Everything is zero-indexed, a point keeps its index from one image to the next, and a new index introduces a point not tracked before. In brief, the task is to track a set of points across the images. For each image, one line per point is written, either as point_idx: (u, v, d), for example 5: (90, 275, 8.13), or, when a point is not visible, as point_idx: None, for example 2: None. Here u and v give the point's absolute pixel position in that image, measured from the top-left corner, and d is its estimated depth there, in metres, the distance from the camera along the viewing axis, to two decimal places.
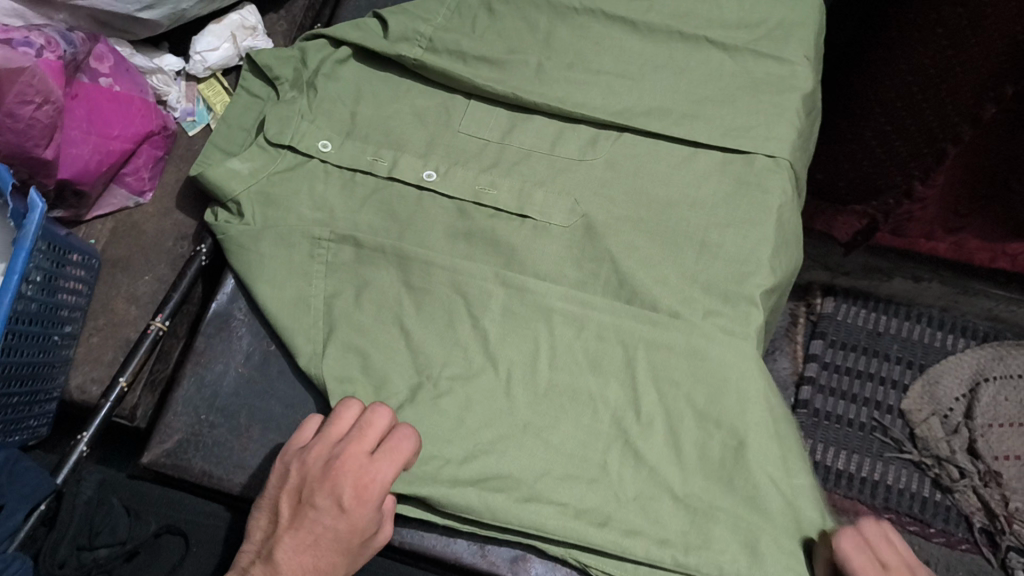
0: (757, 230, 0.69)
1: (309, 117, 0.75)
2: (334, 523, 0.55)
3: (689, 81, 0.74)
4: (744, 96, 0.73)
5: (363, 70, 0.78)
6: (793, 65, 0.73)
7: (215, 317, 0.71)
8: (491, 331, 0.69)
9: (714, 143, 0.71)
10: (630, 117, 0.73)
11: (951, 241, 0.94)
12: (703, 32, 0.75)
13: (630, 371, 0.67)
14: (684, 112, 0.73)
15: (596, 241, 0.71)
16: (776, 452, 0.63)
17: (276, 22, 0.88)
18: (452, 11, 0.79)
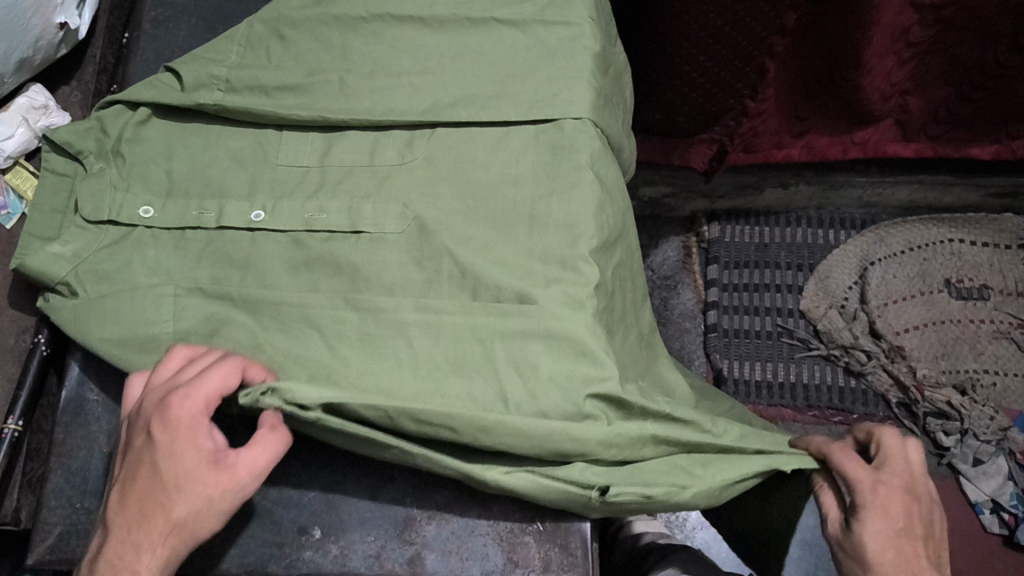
0: (584, 189, 0.70)
1: (122, 185, 0.73)
2: (154, 459, 0.57)
3: (487, 62, 0.74)
4: (544, 66, 0.74)
5: (168, 125, 0.77)
6: (579, 27, 0.75)
7: (69, 403, 0.68)
8: (351, 361, 0.67)
9: (522, 119, 0.72)
10: (438, 113, 0.73)
11: (801, 145, 1.25)
12: (490, 13, 0.75)
13: (493, 366, 0.66)
14: (488, 94, 0.73)
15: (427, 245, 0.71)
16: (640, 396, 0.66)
17: (69, 94, 0.81)
18: (244, 47, 0.76)
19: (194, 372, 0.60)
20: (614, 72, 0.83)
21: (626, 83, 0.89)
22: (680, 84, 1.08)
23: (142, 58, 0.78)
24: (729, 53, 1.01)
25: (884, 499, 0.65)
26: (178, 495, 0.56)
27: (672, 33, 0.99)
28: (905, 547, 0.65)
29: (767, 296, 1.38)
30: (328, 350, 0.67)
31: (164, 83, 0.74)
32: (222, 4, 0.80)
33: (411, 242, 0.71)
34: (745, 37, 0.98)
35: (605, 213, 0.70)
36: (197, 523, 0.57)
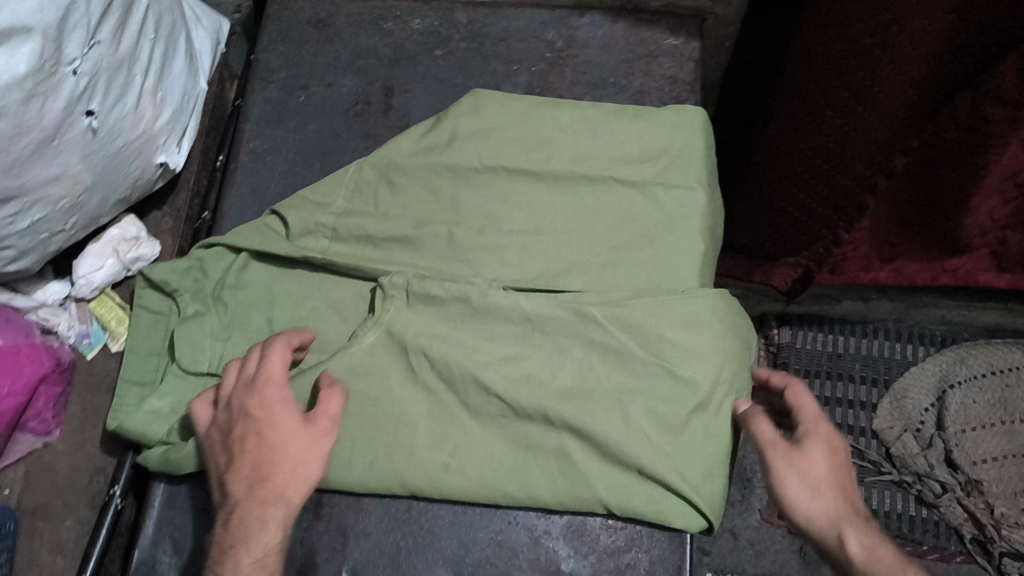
0: (707, 363, 0.65)
1: (222, 336, 0.70)
2: (258, 433, 0.58)
3: (603, 227, 0.71)
4: (663, 236, 0.70)
5: (270, 271, 0.72)
6: (693, 192, 0.72)
7: (141, 565, 0.65)
8: (447, 542, 0.65)
9: (639, 291, 0.68)
10: (548, 281, 0.69)
11: (890, 269, 1.18)
12: (609, 173, 0.72)
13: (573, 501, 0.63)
14: (603, 262, 0.70)
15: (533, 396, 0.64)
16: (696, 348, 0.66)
17: (161, 220, 0.80)
18: (351, 191, 0.74)
19: (245, 358, 0.63)
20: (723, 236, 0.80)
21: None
22: (773, 212, 1.03)
23: (239, 193, 0.76)
24: (828, 191, 0.94)
25: (833, 432, 0.60)
26: (274, 441, 0.57)
27: (768, 160, 0.97)
28: (835, 452, 0.60)
29: (839, 411, 1.29)
30: (426, 527, 0.65)
31: (273, 229, 0.73)
32: (322, 139, 0.78)
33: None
34: (847, 177, 0.90)
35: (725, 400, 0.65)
36: (292, 472, 0.57)
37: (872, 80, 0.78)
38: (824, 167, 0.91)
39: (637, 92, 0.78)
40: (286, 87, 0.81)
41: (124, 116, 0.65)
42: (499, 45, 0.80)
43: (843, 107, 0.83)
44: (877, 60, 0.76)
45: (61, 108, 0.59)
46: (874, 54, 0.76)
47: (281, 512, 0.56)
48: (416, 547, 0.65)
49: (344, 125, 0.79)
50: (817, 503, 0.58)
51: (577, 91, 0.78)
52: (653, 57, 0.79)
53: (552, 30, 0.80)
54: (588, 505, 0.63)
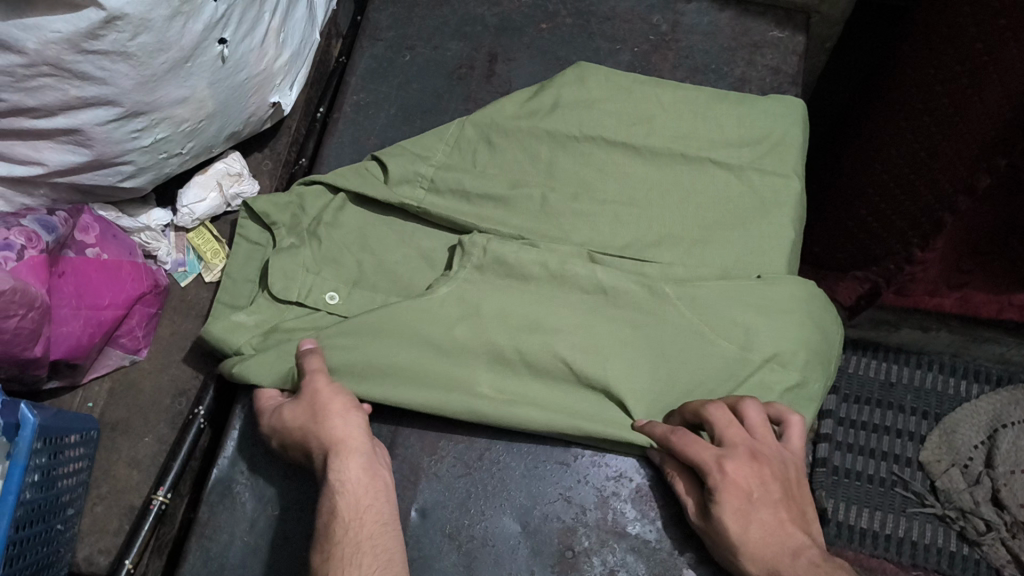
0: (790, 347, 0.64)
1: (313, 269, 0.70)
2: (296, 423, 0.58)
3: (694, 207, 0.71)
4: (755, 220, 0.70)
5: (364, 215, 0.74)
6: (789, 177, 0.72)
7: (217, 483, 0.67)
8: (513, 493, 0.65)
9: (728, 268, 0.68)
10: (639, 250, 0.69)
11: (956, 296, 1.15)
12: (707, 153, 0.72)
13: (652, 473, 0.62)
14: (693, 239, 0.70)
15: (604, 363, 0.63)
16: (783, 333, 0.64)
17: (261, 162, 0.82)
18: (451, 146, 0.75)
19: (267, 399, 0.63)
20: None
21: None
22: (855, 219, 1.03)
23: (337, 142, 0.79)
24: (910, 203, 0.92)
25: (728, 483, 0.53)
26: (343, 435, 0.56)
27: (865, 164, 0.98)
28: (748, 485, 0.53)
29: (885, 439, 1.21)
30: (494, 476, 0.66)
31: (374, 173, 0.74)
32: (423, 97, 0.80)
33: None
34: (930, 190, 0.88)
35: (803, 390, 0.63)
36: (339, 431, 0.57)
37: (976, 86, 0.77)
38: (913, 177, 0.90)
39: (738, 79, 0.79)
40: (393, 46, 0.83)
41: (252, 49, 0.68)
42: (605, 24, 0.82)
43: (944, 112, 0.82)
44: (986, 68, 0.75)
45: (199, 32, 0.61)
46: (985, 63, 0.75)
47: (370, 500, 0.54)
48: (484, 494, 0.66)
49: (447, 87, 0.81)
50: (725, 546, 0.53)
51: (679, 74, 0.79)
52: (757, 47, 0.80)
53: (658, 14, 0.82)
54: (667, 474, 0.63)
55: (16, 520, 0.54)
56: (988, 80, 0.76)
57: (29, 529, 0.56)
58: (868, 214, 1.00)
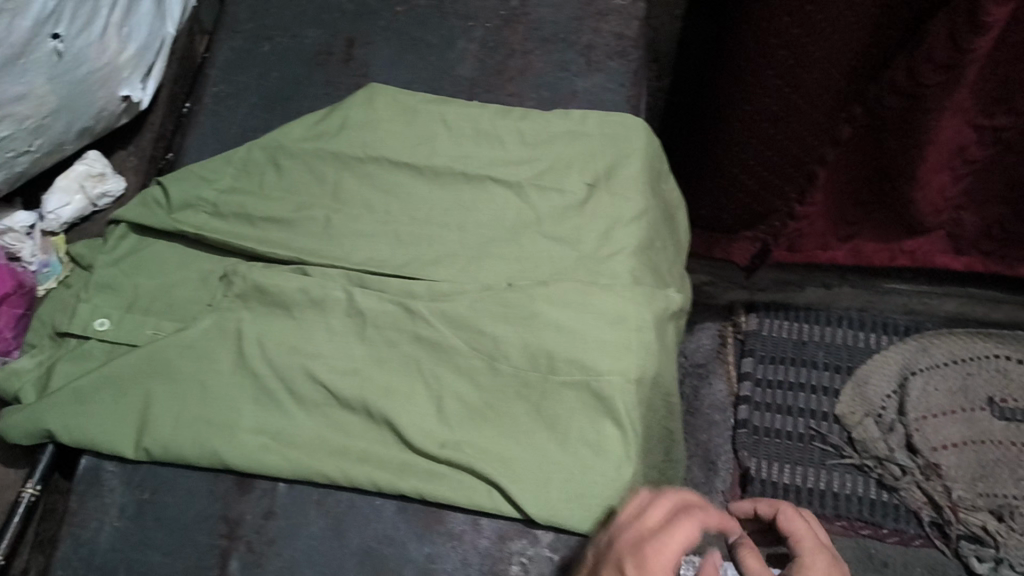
0: (621, 308, 0.67)
1: (88, 298, 0.72)
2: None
3: (473, 223, 0.72)
4: (597, 193, 0.73)
5: (162, 243, 0.75)
6: (629, 144, 0.75)
7: (85, 471, 0.67)
8: (376, 453, 0.65)
9: (561, 238, 0.71)
10: (489, 224, 0.72)
11: (848, 248, 1.20)
12: (550, 130, 0.76)
13: (490, 447, 0.64)
14: (541, 210, 0.72)
15: (365, 378, 0.67)
16: (603, 303, 0.67)
17: (126, 160, 0.86)
18: (238, 169, 0.76)
19: None
20: (660, 243, 0.76)
21: (674, 228, 0.82)
22: (728, 186, 1.06)
23: (199, 131, 0.80)
24: (780, 159, 0.99)
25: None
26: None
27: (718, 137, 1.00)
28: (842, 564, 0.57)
29: (801, 396, 1.23)
30: (359, 439, 0.66)
31: (155, 201, 0.75)
32: (283, 85, 0.82)
33: (456, 341, 0.67)
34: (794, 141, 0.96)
35: (641, 335, 0.66)
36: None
37: (813, 44, 0.83)
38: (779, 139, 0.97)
39: (585, 46, 0.81)
40: (252, 38, 0.85)
41: (90, 44, 0.69)
42: (457, 3, 0.85)
43: (788, 72, 0.87)
44: (817, 25, 0.81)
45: (29, 27, 0.63)
46: (815, 23, 0.80)
47: None
48: (349, 464, 0.65)
49: (306, 73, 0.82)
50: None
51: (529, 45, 0.82)
52: (603, 15, 0.83)
53: None
54: (522, 433, 0.65)
55: None
56: (822, 32, 0.81)
57: None
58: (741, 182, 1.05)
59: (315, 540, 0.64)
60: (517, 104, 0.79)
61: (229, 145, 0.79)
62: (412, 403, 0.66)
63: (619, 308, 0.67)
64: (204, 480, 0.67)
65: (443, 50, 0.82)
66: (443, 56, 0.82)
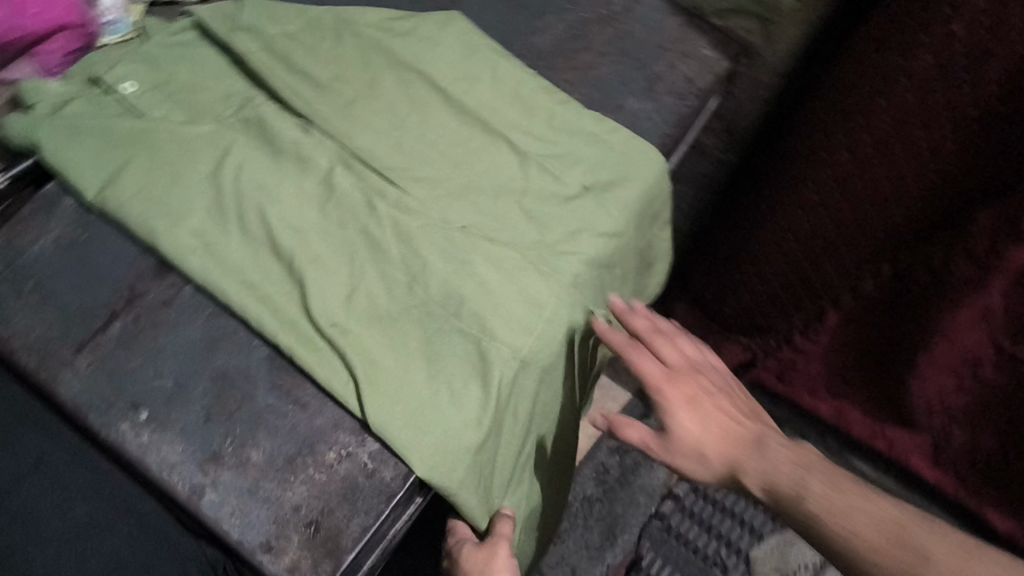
0: (546, 295, 0.70)
1: (129, 62, 0.78)
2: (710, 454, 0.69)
3: (470, 165, 0.75)
4: (588, 196, 0.76)
5: (211, 52, 0.81)
6: (640, 172, 0.78)
7: (49, 194, 0.74)
8: (275, 303, 0.69)
9: (534, 215, 0.74)
10: (482, 171, 0.75)
11: (833, 406, 1.05)
12: (582, 124, 0.79)
13: (369, 347, 0.67)
14: (532, 183, 0.75)
15: (304, 237, 0.71)
16: (533, 283, 0.70)
17: None
18: (306, 25, 0.82)
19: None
20: (619, 272, 0.79)
21: (645, 273, 0.87)
22: (741, 278, 1.06)
23: None
24: (792, 269, 0.98)
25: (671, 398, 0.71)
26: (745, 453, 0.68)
27: (750, 226, 1.02)
28: (925, 548, 0.54)
29: (727, 521, 1.19)
30: (269, 284, 0.70)
31: (225, 15, 0.81)
32: None
33: (394, 249, 0.70)
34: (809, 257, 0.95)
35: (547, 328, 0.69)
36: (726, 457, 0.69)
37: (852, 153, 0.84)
38: (812, 252, 0.95)
39: (655, 74, 0.84)
40: None
41: None
42: None
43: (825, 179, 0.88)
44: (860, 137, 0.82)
45: None
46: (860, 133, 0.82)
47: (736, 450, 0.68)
48: (249, 298, 0.68)
49: None
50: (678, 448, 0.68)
51: (607, 49, 0.85)
52: (686, 56, 0.86)
53: None
54: (404, 349, 0.67)
55: None
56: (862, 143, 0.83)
57: None
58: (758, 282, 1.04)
59: (190, 346, 0.69)
60: (567, 90, 0.83)
61: (311, 2, 0.87)
62: (329, 277, 0.69)
63: (543, 296, 0.70)
64: (134, 251, 0.72)
65: (532, 18, 0.87)
66: (530, 21, 0.86)
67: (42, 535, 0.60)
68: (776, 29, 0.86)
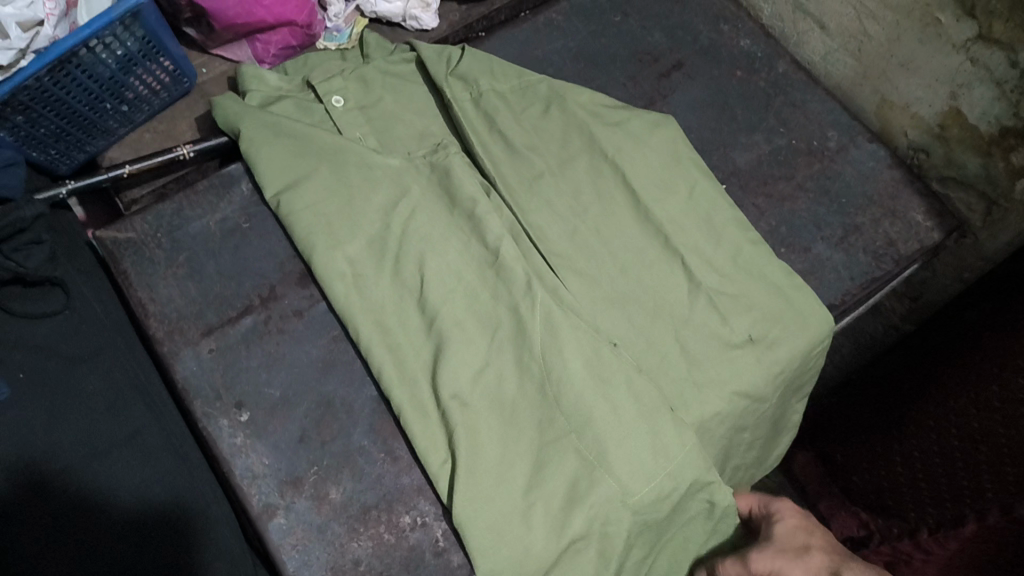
0: (671, 456, 0.63)
1: (344, 77, 0.80)
2: None
3: (636, 276, 0.73)
4: (749, 349, 0.70)
5: (421, 91, 0.82)
6: (810, 338, 0.71)
7: (226, 174, 0.76)
8: (402, 354, 0.68)
9: (682, 351, 0.70)
10: (644, 286, 0.72)
11: None
12: (764, 264, 0.74)
13: (478, 434, 0.64)
14: (692, 312, 0.71)
15: (450, 299, 0.69)
16: (662, 434, 0.64)
17: (451, 11, 0.94)
18: (518, 88, 0.81)
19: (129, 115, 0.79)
20: (746, 437, 0.72)
21: (767, 442, 0.77)
22: (877, 448, 0.94)
23: (517, 32, 0.87)
24: (924, 460, 0.84)
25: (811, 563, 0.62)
26: None
27: (902, 396, 0.90)
28: None
29: None
30: (404, 334, 0.69)
31: (446, 58, 0.81)
32: (602, 53, 0.86)
33: (536, 344, 0.67)
34: (943, 454, 0.80)
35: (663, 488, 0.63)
36: None
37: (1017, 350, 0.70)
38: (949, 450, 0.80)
39: (853, 225, 0.78)
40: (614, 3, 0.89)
41: None
42: (785, 107, 0.84)
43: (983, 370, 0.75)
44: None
45: None
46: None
47: None
48: (376, 346, 0.67)
49: (625, 59, 0.86)
50: None
51: (808, 184, 0.80)
52: (893, 215, 0.79)
53: (834, 131, 0.83)
54: (511, 447, 0.64)
55: (68, 54, 0.64)
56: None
57: (79, 74, 0.68)
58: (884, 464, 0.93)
59: (308, 365, 0.68)
60: (754, 216, 0.79)
61: (523, 61, 0.85)
62: (467, 353, 0.67)
63: (670, 454, 0.63)
64: (285, 254, 0.73)
65: (739, 130, 0.83)
66: (735, 133, 0.82)
67: (114, 508, 0.59)
68: (999, 218, 0.78)
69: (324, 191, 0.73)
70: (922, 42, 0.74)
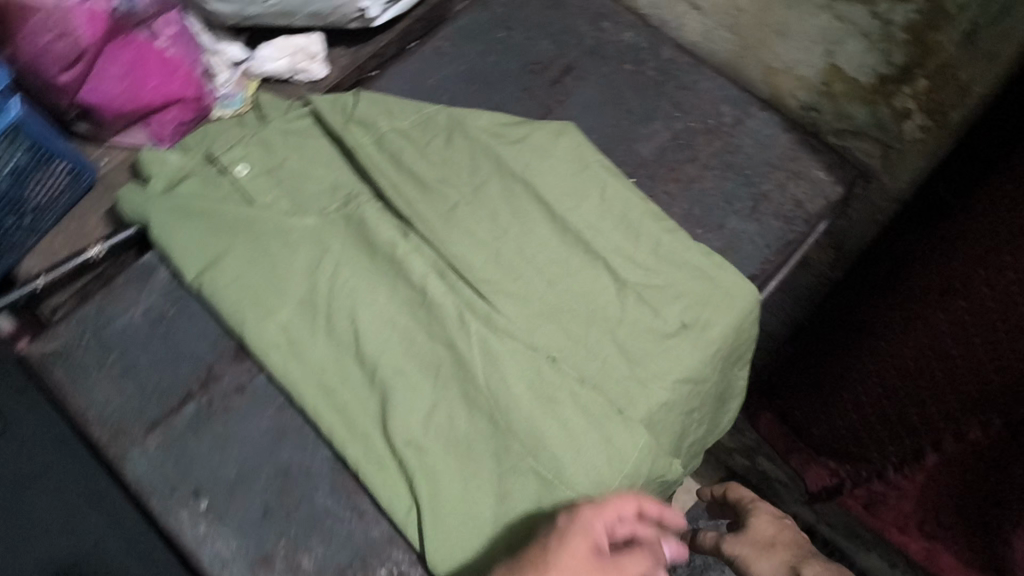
0: (628, 458, 0.65)
1: (244, 144, 0.80)
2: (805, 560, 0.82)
3: (564, 286, 0.73)
4: (688, 334, 0.72)
5: (323, 141, 0.82)
6: (742, 312, 0.73)
7: (142, 265, 0.76)
8: (351, 408, 0.68)
9: (622, 348, 0.71)
10: (576, 293, 0.73)
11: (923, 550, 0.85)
12: (685, 248, 0.75)
13: (438, 472, 0.65)
14: (625, 309, 0.72)
15: (388, 346, 0.70)
16: (614, 437, 0.66)
17: (341, 56, 0.94)
18: (419, 121, 0.82)
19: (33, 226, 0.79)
20: (697, 417, 0.74)
21: (717, 411, 0.79)
22: (827, 395, 0.96)
23: (407, 66, 0.88)
24: (874, 399, 0.87)
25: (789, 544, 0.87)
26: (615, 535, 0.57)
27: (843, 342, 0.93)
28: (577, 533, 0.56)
29: None
30: (348, 388, 0.69)
31: (342, 107, 0.82)
32: (494, 71, 0.87)
33: (480, 373, 0.68)
34: (892, 390, 0.83)
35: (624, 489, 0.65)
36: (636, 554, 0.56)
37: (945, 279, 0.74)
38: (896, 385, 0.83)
39: (761, 193, 0.80)
40: (497, 21, 0.91)
41: None
42: (678, 90, 0.86)
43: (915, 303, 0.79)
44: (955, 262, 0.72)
45: None
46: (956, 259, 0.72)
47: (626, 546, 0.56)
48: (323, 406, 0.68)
49: (517, 73, 0.87)
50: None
51: (712, 161, 0.82)
52: (796, 176, 0.81)
53: (729, 106, 0.85)
54: (472, 478, 0.65)
55: None
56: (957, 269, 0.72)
57: None
58: (842, 408, 0.94)
59: (258, 437, 0.69)
60: (666, 202, 0.80)
61: (419, 94, 0.86)
62: (413, 396, 0.68)
63: (625, 455, 0.65)
64: (216, 332, 0.73)
65: (638, 122, 0.84)
66: (635, 126, 0.84)
67: None
68: (898, 158, 0.80)
69: (244, 264, 0.74)
70: (791, 8, 0.77)
